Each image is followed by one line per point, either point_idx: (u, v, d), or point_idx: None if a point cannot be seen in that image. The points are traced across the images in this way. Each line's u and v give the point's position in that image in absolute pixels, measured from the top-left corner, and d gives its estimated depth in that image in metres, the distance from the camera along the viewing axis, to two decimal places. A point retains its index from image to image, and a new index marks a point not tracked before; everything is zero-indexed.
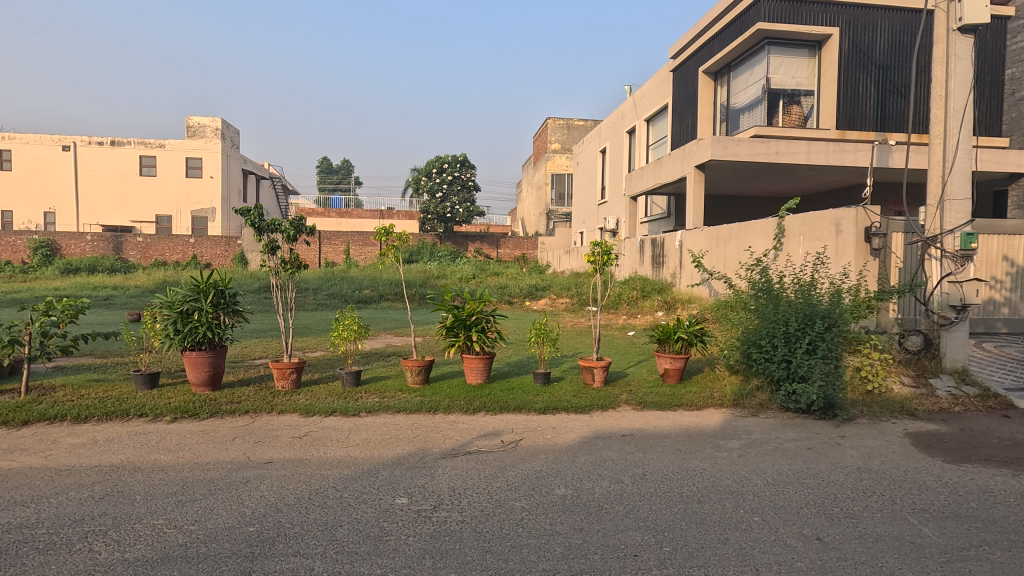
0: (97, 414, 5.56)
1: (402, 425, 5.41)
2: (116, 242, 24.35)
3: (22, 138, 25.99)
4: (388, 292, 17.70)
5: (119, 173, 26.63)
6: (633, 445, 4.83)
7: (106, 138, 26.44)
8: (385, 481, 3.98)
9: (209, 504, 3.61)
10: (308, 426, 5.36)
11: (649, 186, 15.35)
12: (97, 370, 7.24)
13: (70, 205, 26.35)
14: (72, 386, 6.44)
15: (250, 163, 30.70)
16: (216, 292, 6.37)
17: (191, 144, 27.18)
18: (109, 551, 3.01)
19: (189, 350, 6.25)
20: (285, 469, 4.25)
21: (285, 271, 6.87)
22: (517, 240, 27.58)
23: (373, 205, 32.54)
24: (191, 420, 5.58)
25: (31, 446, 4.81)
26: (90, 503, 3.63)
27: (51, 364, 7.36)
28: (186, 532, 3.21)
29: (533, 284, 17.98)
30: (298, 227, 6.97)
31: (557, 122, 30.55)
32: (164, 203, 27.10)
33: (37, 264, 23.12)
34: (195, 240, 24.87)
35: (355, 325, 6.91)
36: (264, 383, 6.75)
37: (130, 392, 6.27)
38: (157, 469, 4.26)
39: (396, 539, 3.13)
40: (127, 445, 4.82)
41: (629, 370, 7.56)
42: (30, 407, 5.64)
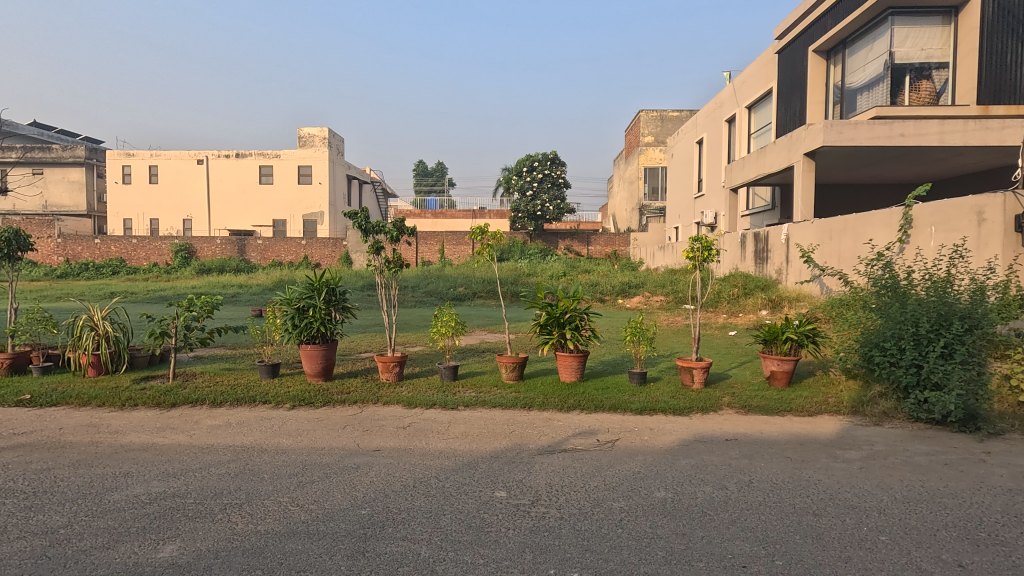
0: (229, 399, 6.22)
1: (498, 419, 5.54)
2: (240, 244, 27.01)
3: (164, 154, 29.46)
4: (481, 290, 18.14)
5: (243, 182, 29.54)
6: (737, 450, 4.60)
7: (232, 151, 29.39)
8: (485, 474, 4.10)
9: (325, 486, 3.91)
10: (410, 417, 5.64)
11: (751, 177, 14.46)
12: (229, 359, 8.08)
13: (203, 212, 29.59)
14: (209, 373, 7.25)
15: (354, 169, 32.80)
16: (328, 289, 6.90)
17: (303, 154, 29.49)
18: (244, 522, 3.35)
19: (305, 343, 6.78)
20: (391, 457, 4.50)
21: (389, 270, 7.22)
22: (608, 237, 27.15)
23: (466, 205, 33.37)
24: (308, 408, 6.09)
25: (179, 426, 5.48)
26: (226, 479, 4.07)
27: (193, 354, 8.32)
28: (307, 511, 3.49)
29: (626, 281, 17.62)
30: (400, 228, 7.32)
31: (650, 114, 29.63)
32: (280, 209, 29.68)
33: (177, 265, 26.21)
34: (307, 243, 26.95)
35: (453, 320, 7.17)
36: (370, 375, 7.20)
37: (256, 380, 6.93)
38: (281, 451, 4.69)
39: (497, 531, 3.21)
40: (255, 429, 5.35)
41: (731, 372, 7.18)
42: (177, 391, 6.43)
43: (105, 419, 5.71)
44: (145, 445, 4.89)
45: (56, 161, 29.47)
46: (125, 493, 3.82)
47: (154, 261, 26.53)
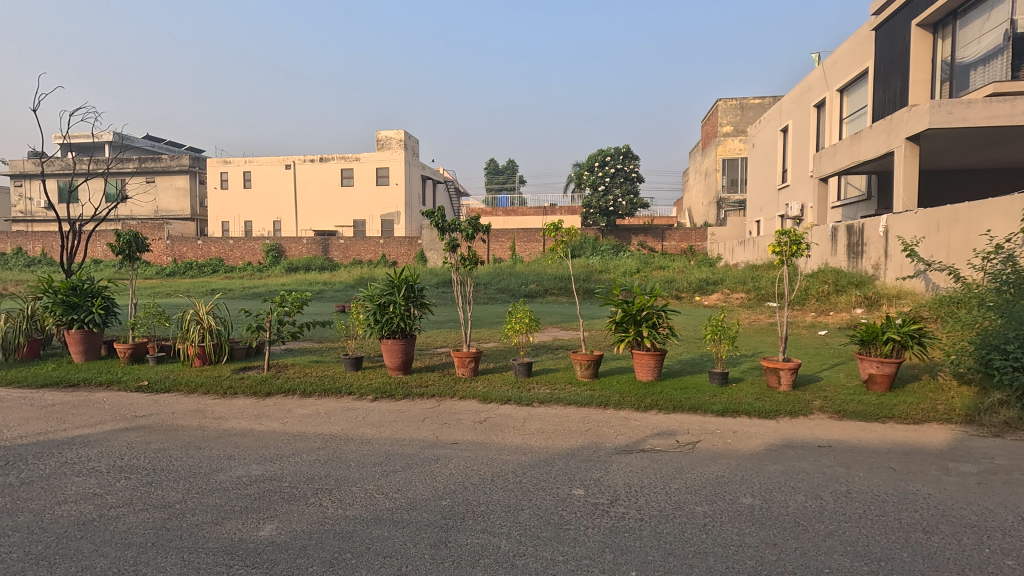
0: (318, 390, 6.60)
1: (573, 417, 5.49)
2: (324, 244, 28.52)
3: (257, 161, 31.66)
4: (553, 288, 18.10)
5: (326, 185, 31.19)
6: (832, 458, 4.29)
7: (316, 156, 31.11)
8: (562, 471, 4.09)
9: (408, 476, 4.05)
10: (486, 412, 5.74)
11: (843, 165, 13.46)
12: (317, 352, 8.56)
13: (291, 214, 31.52)
14: (299, 365, 7.73)
15: (428, 170, 33.75)
16: (407, 286, 7.16)
17: (380, 156, 30.71)
18: (334, 507, 3.54)
19: (386, 338, 7.05)
20: (468, 450, 4.59)
21: (464, 267, 7.34)
22: (684, 232, 26.23)
23: (537, 201, 33.34)
24: (389, 400, 6.34)
25: (274, 414, 5.88)
26: (317, 465, 4.31)
27: (284, 347, 8.88)
28: (391, 499, 3.64)
29: (704, 277, 16.96)
30: (475, 225, 7.42)
31: (729, 103, 28.31)
32: (360, 209, 31.07)
33: (269, 264, 28.09)
34: (384, 242, 28.02)
35: (527, 317, 7.19)
36: (446, 369, 7.38)
37: (341, 372, 7.31)
38: (365, 441, 4.90)
39: (576, 529, 3.18)
40: (341, 419, 5.64)
41: (822, 374, 6.73)
42: (272, 381, 6.91)
43: (210, 405, 6.22)
44: (244, 431, 5.28)
45: (165, 170, 32.43)
46: (229, 474, 4.15)
47: (248, 260, 28.56)
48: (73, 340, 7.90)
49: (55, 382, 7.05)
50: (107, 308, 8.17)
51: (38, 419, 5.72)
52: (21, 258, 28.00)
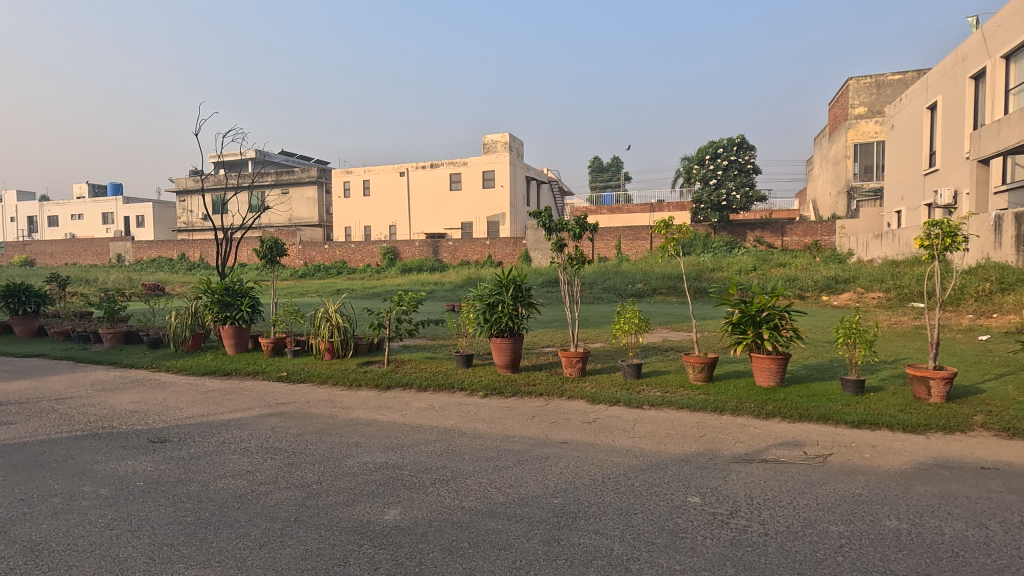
0: (432, 385, 6.95)
1: (686, 422, 5.28)
2: (435, 246, 29.90)
3: (375, 169, 34.02)
4: (662, 287, 17.52)
5: (436, 189, 32.73)
6: (999, 482, 3.72)
7: (427, 162, 32.75)
8: (676, 477, 3.94)
9: (520, 472, 4.13)
10: (595, 412, 5.69)
11: (1009, 143, 11.61)
12: (431, 349, 9.00)
13: (405, 218, 33.45)
14: (415, 361, 8.18)
15: (532, 171, 34.16)
16: (515, 286, 7.30)
17: (486, 159, 31.64)
18: (451, 497, 3.71)
19: (495, 336, 7.24)
20: (578, 451, 4.58)
21: (571, 266, 7.32)
22: (808, 225, 24.09)
23: (643, 198, 32.43)
24: (498, 397, 6.51)
25: (393, 406, 6.28)
26: (434, 456, 4.55)
27: (402, 343, 9.45)
28: (504, 494, 3.73)
29: (833, 275, 15.49)
30: (582, 224, 7.38)
31: (862, 81, 25.59)
32: (467, 212, 32.21)
33: (385, 266, 30.03)
34: (491, 243, 28.78)
35: (636, 318, 7.02)
36: (554, 369, 7.42)
37: (453, 369, 7.62)
38: (478, 436, 5.07)
39: (693, 538, 3.06)
40: (454, 413, 5.89)
41: (985, 385, 5.85)
42: (391, 375, 7.39)
43: (338, 396, 6.80)
44: (368, 420, 5.70)
45: (297, 181, 35.87)
46: (357, 460, 4.51)
47: (367, 262, 30.71)
48: (227, 334, 9.02)
49: (213, 371, 8.12)
50: (254, 306, 9.22)
51: (201, 402, 6.60)
52: (185, 263, 32.43)
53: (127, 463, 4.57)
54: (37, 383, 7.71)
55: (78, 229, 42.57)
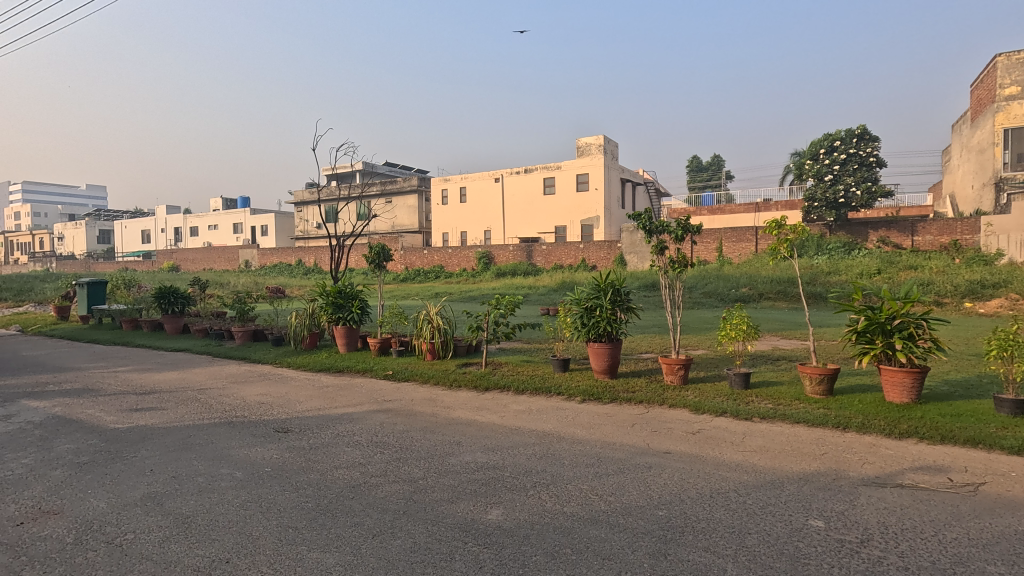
0: (529, 388, 7.00)
1: (803, 437, 4.88)
2: (528, 250, 30.18)
3: (471, 176, 35.07)
4: (770, 291, 16.42)
5: (531, 194, 33.08)
6: None
7: (522, 167, 33.22)
8: (794, 497, 3.64)
9: (622, 481, 4.03)
10: (700, 423, 5.42)
11: None
12: (527, 352, 9.08)
13: (499, 223, 34.13)
14: (512, 363, 8.30)
15: (627, 172, 33.50)
16: (613, 290, 7.16)
17: (580, 162, 31.49)
18: (552, 502, 3.70)
19: (593, 341, 7.15)
20: (683, 462, 4.38)
21: (672, 270, 7.05)
22: (944, 223, 21.37)
23: (747, 197, 30.60)
24: (596, 402, 6.42)
25: (492, 407, 6.40)
26: (534, 460, 4.55)
27: (499, 346, 9.63)
28: (606, 502, 3.65)
29: (978, 279, 13.63)
30: (685, 226, 7.10)
31: (1013, 58, 22.40)
32: (561, 216, 32.23)
33: (480, 270, 30.78)
34: (585, 246, 28.56)
35: (744, 324, 6.61)
36: (654, 376, 7.18)
37: (550, 372, 7.61)
38: (577, 442, 5.01)
39: (817, 565, 2.81)
40: (552, 417, 5.87)
41: None
42: (489, 377, 7.55)
43: (439, 395, 7.05)
44: (469, 421, 5.85)
45: (400, 190, 37.84)
46: (460, 459, 4.63)
47: (463, 266, 31.65)
48: (339, 333, 9.69)
49: (328, 368, 8.76)
50: (363, 308, 9.83)
51: (317, 397, 7.13)
52: (301, 268, 35.36)
53: (257, 449, 5.04)
54: (183, 374, 8.74)
55: (214, 238, 47.87)
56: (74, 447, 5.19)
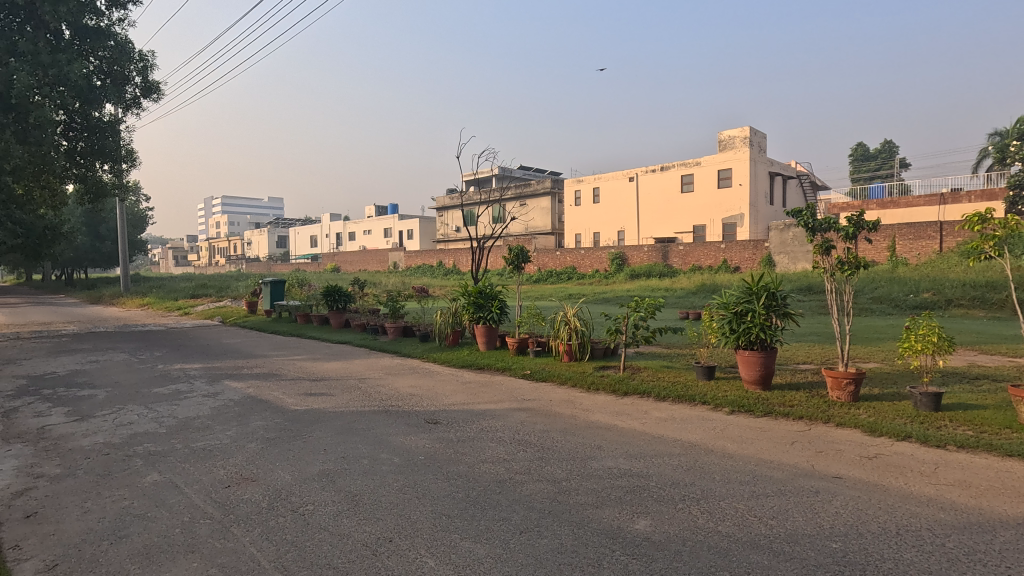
0: (671, 395, 6.69)
1: (1018, 475, 4.05)
2: (664, 251, 29.00)
3: (604, 176, 34.67)
4: (961, 297, 13.99)
5: (667, 192, 31.81)
6: None
7: (658, 165, 32.11)
8: (1011, 546, 3.03)
9: (784, 504, 3.66)
10: (877, 447, 4.75)
11: None
12: (667, 358, 8.69)
13: (633, 223, 33.28)
14: (652, 369, 8.00)
15: (777, 165, 30.76)
16: (768, 294, 6.55)
17: (723, 157, 29.60)
18: (704, 518, 3.48)
19: (743, 348, 6.63)
20: (858, 490, 3.87)
21: (841, 272, 6.27)
22: None
23: (927, 187, 26.47)
24: (747, 415, 5.94)
25: (632, 413, 6.22)
26: (680, 471, 4.33)
27: (636, 350, 9.35)
28: (767, 525, 3.34)
29: None
30: (858, 222, 6.28)
31: None
32: (701, 214, 30.53)
33: (613, 271, 30.22)
34: (727, 246, 26.77)
35: (934, 335, 5.67)
36: (815, 390, 6.46)
37: (693, 380, 7.20)
38: (728, 456, 4.67)
39: None
40: (698, 428, 5.55)
41: None
42: (628, 381, 7.34)
43: (577, 397, 7.02)
44: (609, 425, 5.74)
45: (534, 193, 38.62)
46: (602, 463, 4.56)
47: (596, 268, 31.35)
48: (480, 332, 10.12)
49: (470, 364, 9.20)
50: (502, 308, 10.16)
51: (461, 392, 7.50)
52: (442, 269, 37.64)
53: (411, 438, 5.42)
54: (346, 364, 9.73)
55: (368, 241, 52.82)
56: (265, 424, 6.02)
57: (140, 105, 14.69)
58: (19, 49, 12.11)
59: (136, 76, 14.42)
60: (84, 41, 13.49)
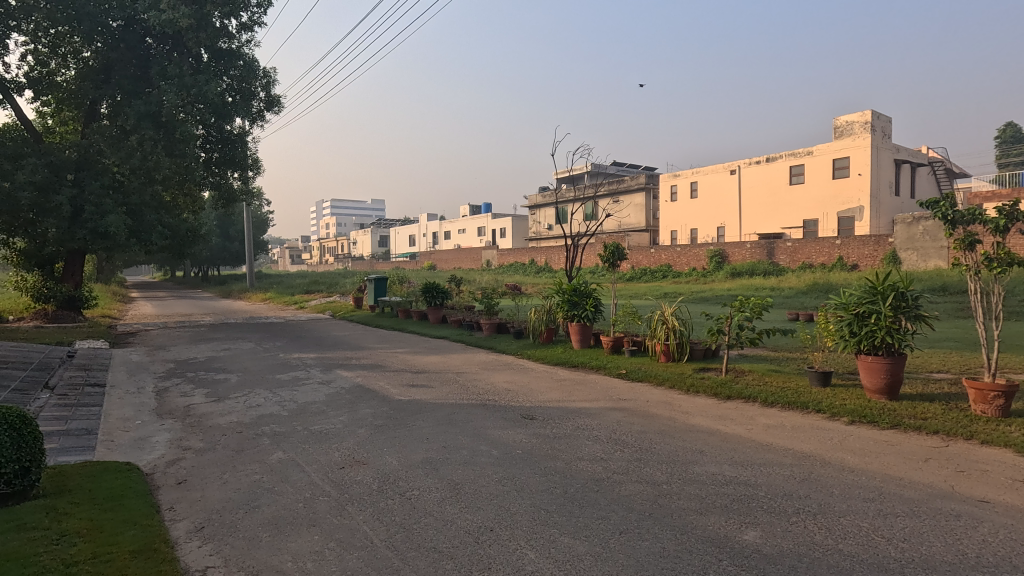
0: (781, 402, 6.27)
1: None
2: (770, 248, 27.21)
3: (703, 170, 33.14)
4: None
5: (774, 185, 29.77)
6: None
7: (763, 156, 30.17)
8: None
9: (917, 526, 3.31)
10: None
11: None
12: (774, 362, 8.15)
13: (735, 219, 31.54)
14: (758, 372, 7.54)
15: (904, 152, 27.71)
16: (896, 294, 5.93)
17: (839, 145, 27.21)
18: (822, 534, 3.23)
19: (866, 354, 6.07)
20: (1010, 517, 3.41)
21: (988, 270, 5.52)
22: None
23: None
24: (869, 427, 5.42)
25: (736, 418, 5.91)
26: (793, 482, 4.05)
27: (740, 352, 8.86)
28: (897, 548, 3.04)
29: None
30: (1012, 213, 5.49)
31: None
32: (812, 208, 28.28)
33: (712, 269, 28.80)
34: (843, 242, 24.60)
35: None
36: (953, 402, 5.75)
37: (806, 386, 6.68)
38: (849, 470, 4.29)
39: None
40: (812, 437, 5.15)
41: None
42: (731, 385, 6.98)
43: (676, 399, 6.79)
44: (711, 429, 5.50)
45: (628, 189, 37.77)
46: (705, 468, 4.38)
47: (693, 266, 30.07)
48: (574, 330, 10.09)
49: (564, 362, 9.20)
50: (596, 306, 10.05)
51: (556, 389, 7.53)
52: (534, 267, 37.95)
53: (508, 432, 5.53)
54: (444, 358, 10.11)
55: (463, 240, 54.44)
56: (372, 411, 6.42)
57: (264, 118, 16.18)
58: (168, 72, 13.85)
59: (261, 91, 15.89)
60: (220, 62, 15.13)
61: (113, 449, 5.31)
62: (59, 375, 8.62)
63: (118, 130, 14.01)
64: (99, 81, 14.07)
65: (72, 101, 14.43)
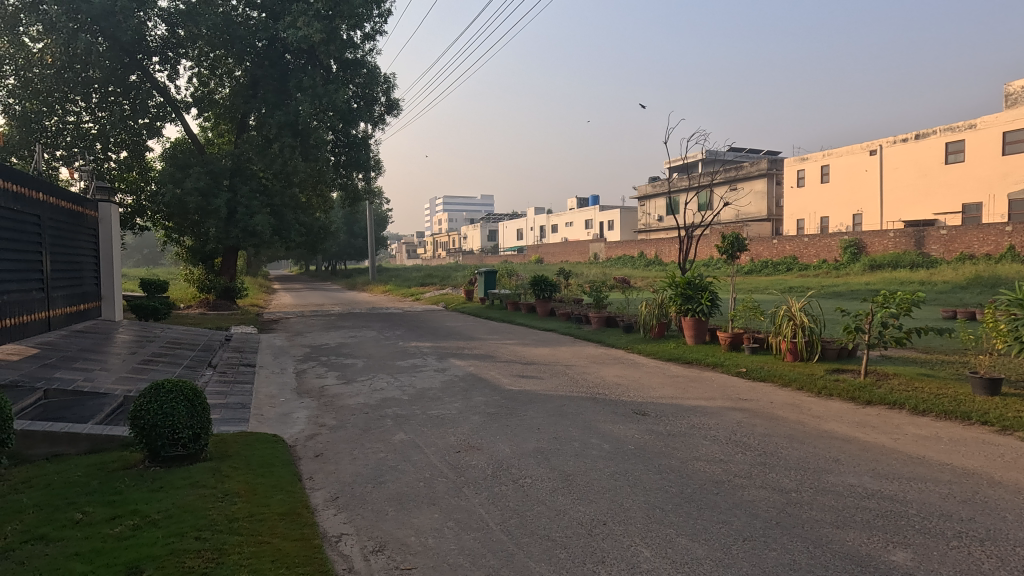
0: (936, 410, 5.52)
1: None
2: (918, 237, 24.09)
3: (837, 152, 30.01)
4: None
5: (924, 165, 26.25)
6: None
7: (910, 133, 26.69)
8: None
9: None
10: None
11: None
12: (926, 365, 7.19)
13: (875, 205, 28.27)
14: (906, 376, 6.68)
15: None
16: None
17: (1010, 115, 23.27)
18: (992, 565, 2.80)
19: None
20: None
21: None
22: None
23: None
24: None
25: (879, 425, 5.30)
26: (952, 502, 3.54)
27: (882, 353, 7.93)
28: None
29: None
30: None
31: None
32: (974, 190, 24.57)
33: (846, 261, 26.01)
34: (1014, 229, 21.16)
35: None
36: None
37: (968, 395, 5.82)
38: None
39: None
40: (976, 453, 4.47)
41: None
42: (872, 388, 6.27)
43: (804, 401, 6.24)
44: (847, 436, 4.99)
45: (747, 175, 35.32)
46: (841, 479, 3.98)
47: (824, 257, 27.41)
48: (687, 325, 9.63)
49: (677, 358, 8.84)
50: (713, 301, 9.54)
51: (669, 385, 7.26)
52: (643, 260, 36.85)
53: (620, 427, 5.43)
54: (553, 351, 10.17)
55: (570, 233, 54.27)
56: (485, 400, 6.63)
57: (385, 120, 17.26)
58: (304, 84, 15.15)
59: (382, 96, 16.98)
60: (347, 71, 16.34)
61: (264, 422, 6.01)
62: (219, 355, 9.94)
63: (263, 139, 15.60)
64: (249, 96, 15.76)
65: (227, 114, 16.34)
